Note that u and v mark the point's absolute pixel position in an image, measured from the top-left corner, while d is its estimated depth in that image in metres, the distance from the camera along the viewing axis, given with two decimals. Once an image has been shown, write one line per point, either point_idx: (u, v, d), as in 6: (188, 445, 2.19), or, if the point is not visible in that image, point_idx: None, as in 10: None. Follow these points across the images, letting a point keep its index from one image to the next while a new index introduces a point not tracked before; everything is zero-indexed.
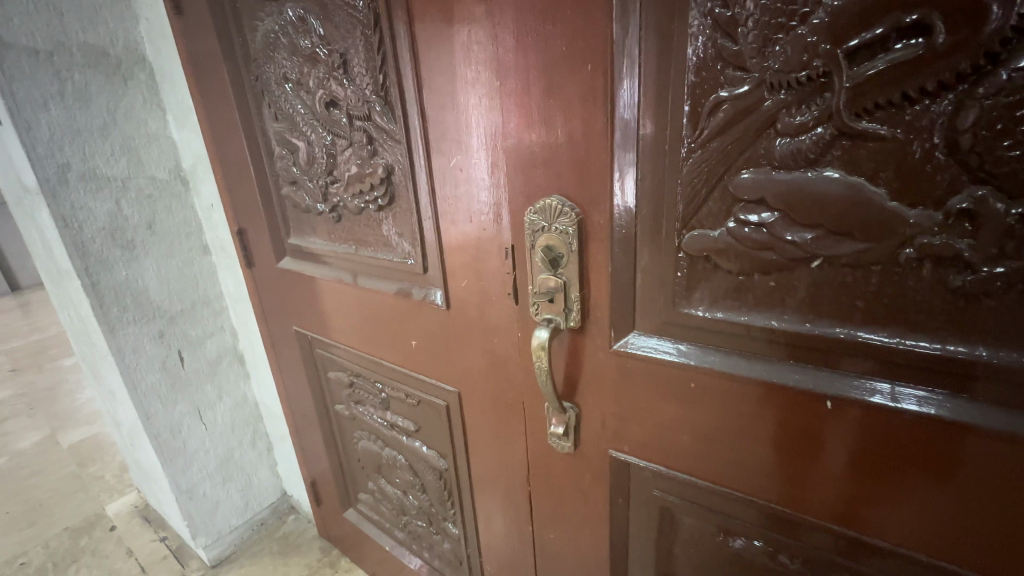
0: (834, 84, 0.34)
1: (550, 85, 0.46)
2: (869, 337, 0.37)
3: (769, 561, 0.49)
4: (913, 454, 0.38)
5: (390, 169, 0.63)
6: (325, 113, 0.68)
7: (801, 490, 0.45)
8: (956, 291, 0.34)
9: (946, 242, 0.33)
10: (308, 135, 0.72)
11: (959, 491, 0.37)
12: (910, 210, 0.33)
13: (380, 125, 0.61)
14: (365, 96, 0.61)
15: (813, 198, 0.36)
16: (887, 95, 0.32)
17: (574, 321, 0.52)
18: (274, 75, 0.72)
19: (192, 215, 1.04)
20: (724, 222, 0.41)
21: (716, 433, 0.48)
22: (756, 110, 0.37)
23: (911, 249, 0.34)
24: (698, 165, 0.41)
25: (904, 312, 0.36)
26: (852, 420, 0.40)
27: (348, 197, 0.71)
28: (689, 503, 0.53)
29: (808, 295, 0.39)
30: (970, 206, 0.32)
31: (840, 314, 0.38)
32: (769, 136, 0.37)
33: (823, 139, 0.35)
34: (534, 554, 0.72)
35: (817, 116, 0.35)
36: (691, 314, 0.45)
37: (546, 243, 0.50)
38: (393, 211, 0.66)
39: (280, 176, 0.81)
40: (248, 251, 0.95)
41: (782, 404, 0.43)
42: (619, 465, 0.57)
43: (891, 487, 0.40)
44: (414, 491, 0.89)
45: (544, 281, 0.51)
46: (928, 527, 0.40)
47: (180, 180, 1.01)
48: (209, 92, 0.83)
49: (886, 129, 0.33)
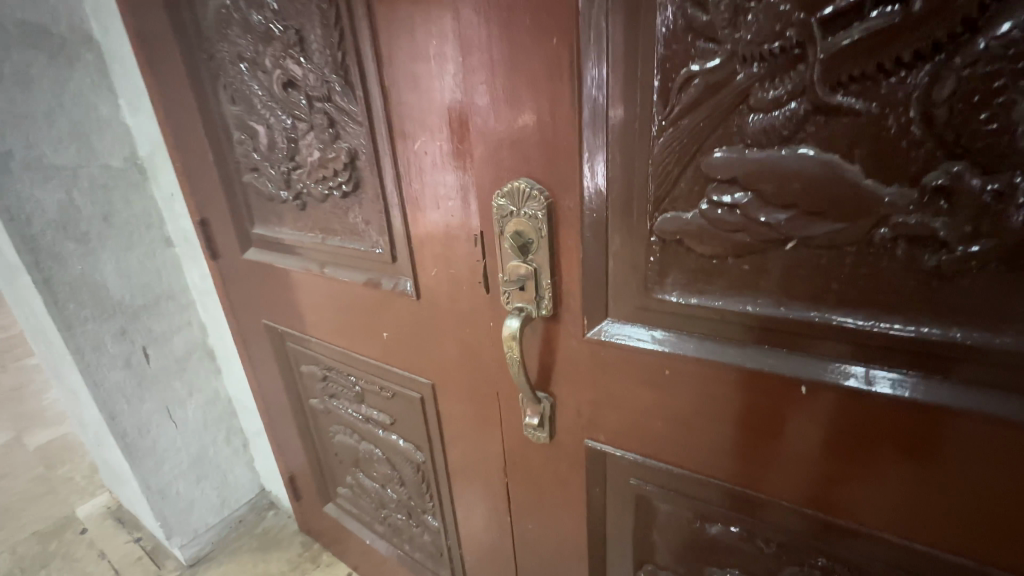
0: (807, 56, 0.32)
1: (515, 61, 0.44)
2: (843, 320, 0.36)
3: (745, 545, 0.49)
4: (888, 437, 0.38)
5: (353, 153, 0.60)
6: (284, 94, 0.64)
7: (777, 476, 0.44)
8: (931, 271, 0.33)
9: (921, 221, 0.32)
10: (267, 118, 0.68)
11: (935, 472, 0.37)
12: (886, 188, 0.32)
13: (341, 107, 0.58)
14: (323, 75, 0.58)
15: (787, 176, 0.35)
16: (862, 66, 0.30)
17: (546, 310, 0.50)
18: (229, 54, 0.68)
19: (152, 205, 0.99)
20: (697, 204, 0.39)
21: (693, 420, 0.47)
22: (726, 86, 0.35)
23: (886, 229, 0.33)
24: (669, 144, 0.39)
25: (879, 293, 0.35)
26: (829, 405, 0.39)
27: (311, 183, 0.68)
28: (665, 491, 0.52)
29: (783, 278, 0.38)
30: (946, 182, 0.30)
31: (815, 296, 0.37)
32: (742, 112, 0.35)
33: (797, 115, 0.33)
34: (512, 542, 0.72)
35: (791, 91, 0.33)
36: (666, 299, 0.44)
37: (515, 229, 0.48)
38: (359, 196, 0.63)
39: (241, 162, 0.77)
40: (212, 242, 0.91)
41: (755, 389, 0.42)
42: (595, 454, 0.56)
43: (867, 470, 0.40)
44: (392, 484, 0.88)
45: (515, 268, 0.50)
46: (904, 510, 0.39)
47: (137, 168, 0.96)
48: (162, 74, 0.78)
49: (861, 103, 0.31)
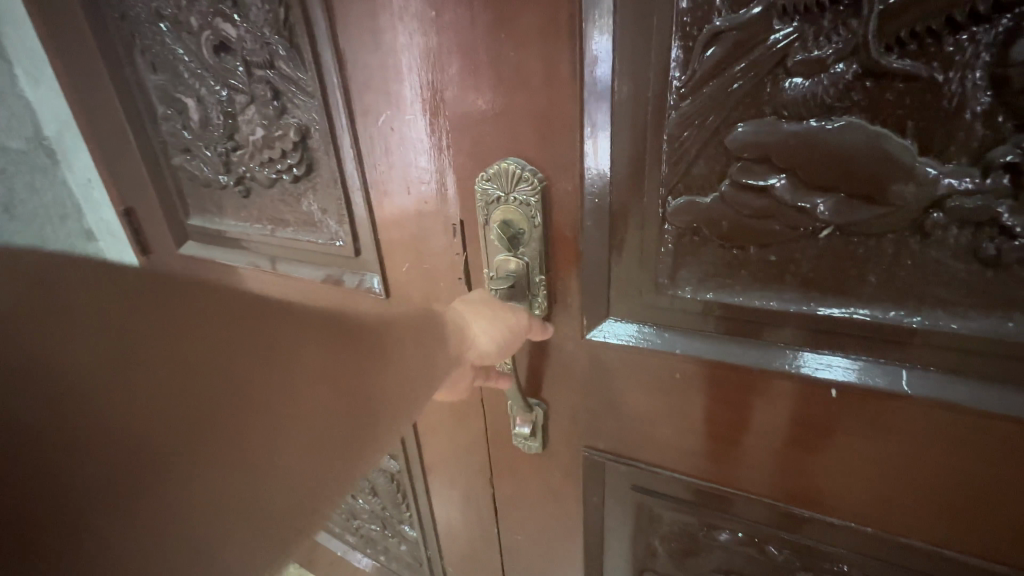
0: (862, 7, 0.28)
1: (499, 17, 0.37)
2: (882, 314, 0.33)
3: (757, 553, 0.46)
4: (929, 443, 0.35)
5: (304, 130, 0.52)
6: (215, 59, 0.54)
7: (793, 479, 0.41)
8: (988, 259, 0.30)
9: (983, 205, 0.29)
10: (197, 89, 0.58)
11: (967, 474, 0.35)
12: (944, 165, 0.29)
13: (287, 75, 0.49)
14: (263, 36, 0.48)
15: (828, 154, 0.31)
16: (925, 21, 0.27)
17: (540, 310, 0.45)
18: (145, 11, 0.57)
19: (66, 193, 0.86)
20: (718, 187, 0.35)
21: (703, 426, 0.43)
22: (762, 46, 0.31)
23: (939, 212, 0.30)
24: (688, 116, 0.34)
25: (923, 284, 0.32)
26: (858, 407, 0.36)
27: (255, 166, 0.59)
28: (668, 499, 0.48)
29: (812, 270, 0.34)
30: (1015, 158, 0.27)
31: (851, 290, 0.34)
32: (777, 77, 0.31)
33: (844, 80, 0.30)
34: (498, 551, 0.67)
35: (839, 51, 0.29)
36: (677, 295, 0.39)
37: (503, 217, 0.43)
38: (315, 181, 0.55)
39: (168, 142, 0.66)
40: (140, 235, 0.79)
41: (778, 392, 0.38)
42: (592, 462, 0.51)
43: (892, 472, 0.37)
44: (364, 494, 0.81)
45: (503, 263, 0.44)
46: (936, 516, 0.37)
47: (44, 150, 0.83)
48: (64, 36, 0.66)
49: (920, 65, 0.28)
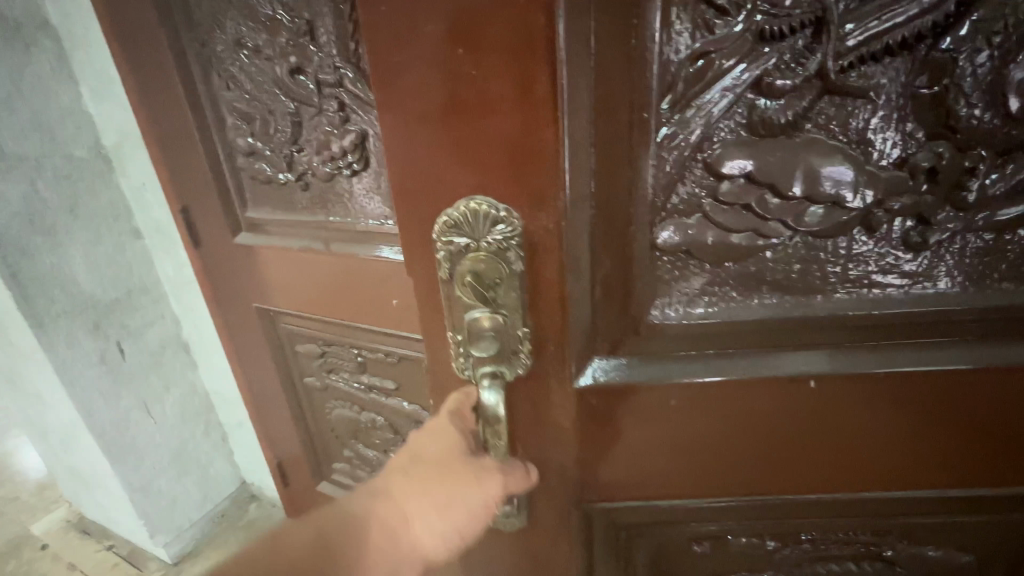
0: (821, 39, 0.35)
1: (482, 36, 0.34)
2: (845, 311, 0.41)
3: (734, 552, 0.54)
4: (879, 414, 0.43)
5: (363, 133, 0.67)
6: (289, 79, 0.68)
7: (776, 477, 0.47)
8: (917, 239, 0.40)
9: (915, 198, 0.38)
10: (268, 104, 0.72)
11: (903, 432, 0.44)
12: (890, 170, 0.37)
13: (355, 92, 0.65)
14: (334, 62, 0.64)
15: (808, 167, 0.37)
16: (865, 53, 0.35)
17: (523, 364, 0.42)
18: (225, 42, 0.71)
19: (119, 195, 0.98)
20: (698, 207, 0.39)
21: (694, 447, 0.46)
22: (733, 77, 0.36)
23: (883, 210, 0.39)
24: (677, 132, 0.37)
25: (875, 276, 0.41)
26: (828, 392, 0.43)
27: (316, 164, 0.73)
28: (653, 529, 0.52)
29: (785, 277, 0.41)
30: (932, 161, 0.37)
31: (815, 285, 0.41)
32: (753, 96, 0.36)
33: (807, 100, 0.36)
34: None
35: (804, 76, 0.35)
36: (665, 324, 0.42)
37: (474, 267, 0.39)
38: (368, 175, 0.69)
39: (235, 148, 0.80)
40: (193, 230, 0.91)
41: (761, 395, 0.43)
42: (586, 514, 0.49)
43: (851, 445, 0.45)
44: (393, 447, 0.96)
45: (478, 322, 0.40)
46: (881, 474, 0.47)
47: (103, 157, 0.94)
48: (141, 60, 0.78)
49: (864, 87, 0.35)
